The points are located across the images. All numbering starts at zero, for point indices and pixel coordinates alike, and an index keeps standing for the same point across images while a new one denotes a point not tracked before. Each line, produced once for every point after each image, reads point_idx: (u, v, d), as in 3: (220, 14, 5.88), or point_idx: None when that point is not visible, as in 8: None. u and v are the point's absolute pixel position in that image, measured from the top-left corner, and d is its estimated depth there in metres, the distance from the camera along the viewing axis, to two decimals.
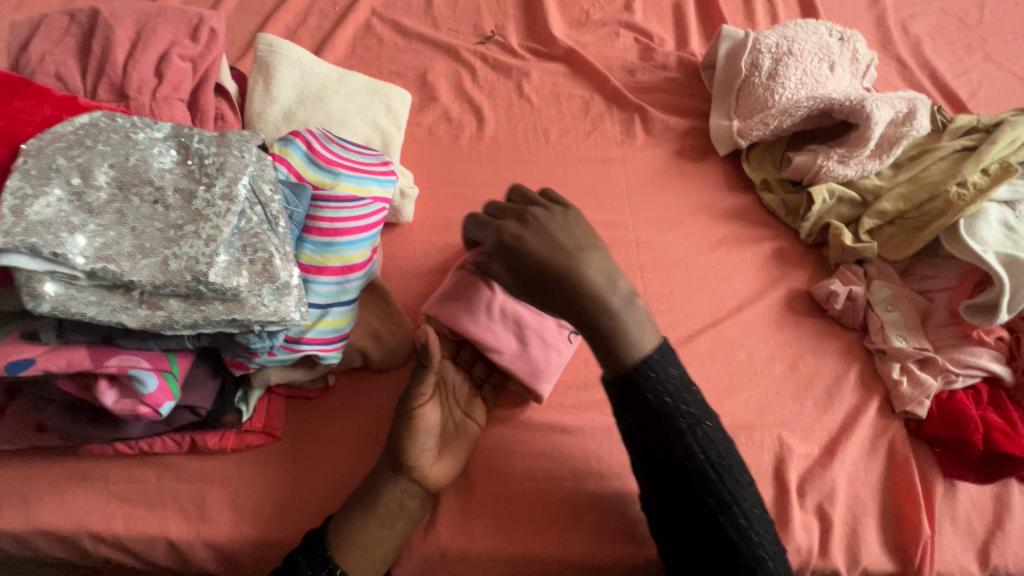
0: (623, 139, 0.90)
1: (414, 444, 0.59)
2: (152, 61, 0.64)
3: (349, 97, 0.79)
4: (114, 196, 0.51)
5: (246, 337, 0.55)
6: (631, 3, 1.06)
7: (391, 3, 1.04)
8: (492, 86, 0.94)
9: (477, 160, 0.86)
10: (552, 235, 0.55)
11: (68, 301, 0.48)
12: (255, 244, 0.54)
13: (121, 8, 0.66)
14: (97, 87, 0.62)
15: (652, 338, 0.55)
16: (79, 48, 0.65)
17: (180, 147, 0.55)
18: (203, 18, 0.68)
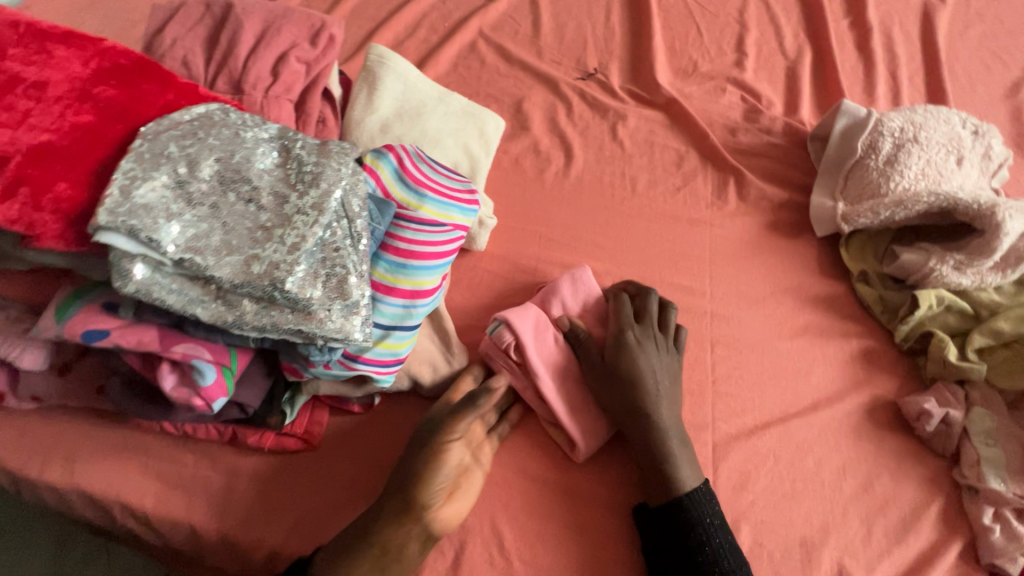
0: (713, 200, 0.86)
1: (431, 482, 0.57)
2: (271, 60, 0.66)
3: (446, 117, 0.79)
4: (213, 189, 0.52)
5: (308, 348, 0.55)
6: (743, 60, 1.02)
7: (499, 27, 1.04)
8: (586, 124, 0.92)
9: (559, 198, 0.84)
10: (657, 366, 0.65)
11: (150, 284, 0.49)
12: (335, 259, 0.53)
13: (253, 6, 0.69)
14: (217, 78, 0.64)
15: (694, 475, 0.62)
16: (208, 38, 0.67)
17: (282, 149, 0.56)
18: (325, 24, 0.70)
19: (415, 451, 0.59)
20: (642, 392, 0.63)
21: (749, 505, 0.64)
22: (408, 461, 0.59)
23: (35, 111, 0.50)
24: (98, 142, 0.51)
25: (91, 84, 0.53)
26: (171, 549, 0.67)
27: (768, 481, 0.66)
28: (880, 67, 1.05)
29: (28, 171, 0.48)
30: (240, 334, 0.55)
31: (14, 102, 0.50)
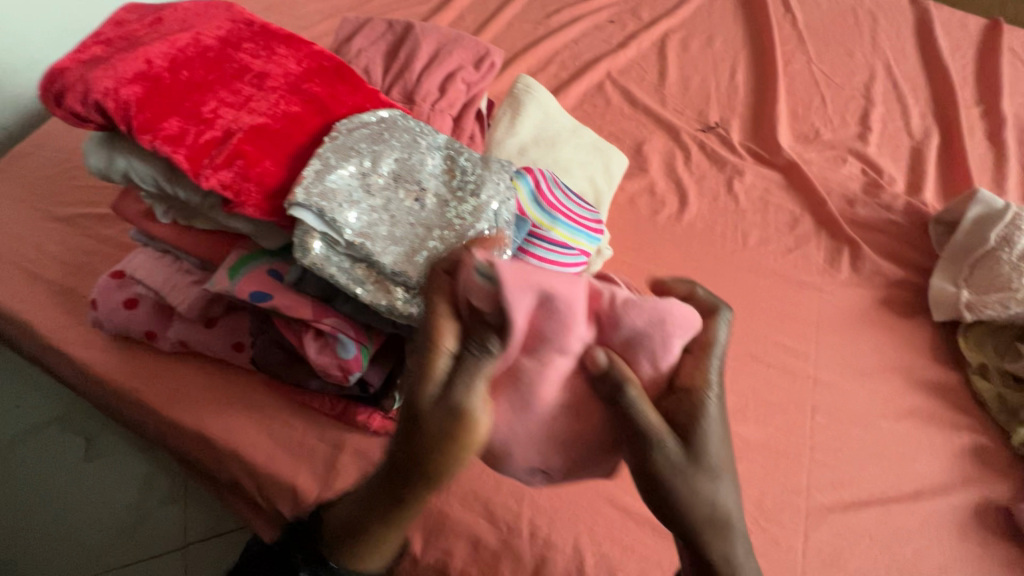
0: (825, 267, 0.85)
1: (440, 433, 0.41)
2: (440, 78, 0.73)
3: (577, 149, 0.83)
4: (388, 185, 0.58)
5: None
6: (868, 133, 1.02)
7: (627, 73, 1.10)
8: (703, 174, 0.95)
9: (669, 241, 0.87)
10: (718, 420, 0.43)
11: (326, 262, 0.55)
12: None
13: (430, 29, 0.76)
14: (392, 88, 0.71)
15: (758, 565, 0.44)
16: (387, 52, 0.75)
17: (448, 159, 0.62)
18: (489, 52, 0.77)
19: (409, 408, 0.42)
20: (688, 473, 0.41)
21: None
22: (406, 413, 0.42)
23: (256, 98, 0.58)
24: (299, 129, 0.58)
25: (301, 80, 0.61)
26: (266, 506, 0.72)
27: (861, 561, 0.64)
28: (1013, 159, 1.02)
29: (244, 146, 0.55)
30: (381, 317, 0.59)
31: (240, 87, 0.58)
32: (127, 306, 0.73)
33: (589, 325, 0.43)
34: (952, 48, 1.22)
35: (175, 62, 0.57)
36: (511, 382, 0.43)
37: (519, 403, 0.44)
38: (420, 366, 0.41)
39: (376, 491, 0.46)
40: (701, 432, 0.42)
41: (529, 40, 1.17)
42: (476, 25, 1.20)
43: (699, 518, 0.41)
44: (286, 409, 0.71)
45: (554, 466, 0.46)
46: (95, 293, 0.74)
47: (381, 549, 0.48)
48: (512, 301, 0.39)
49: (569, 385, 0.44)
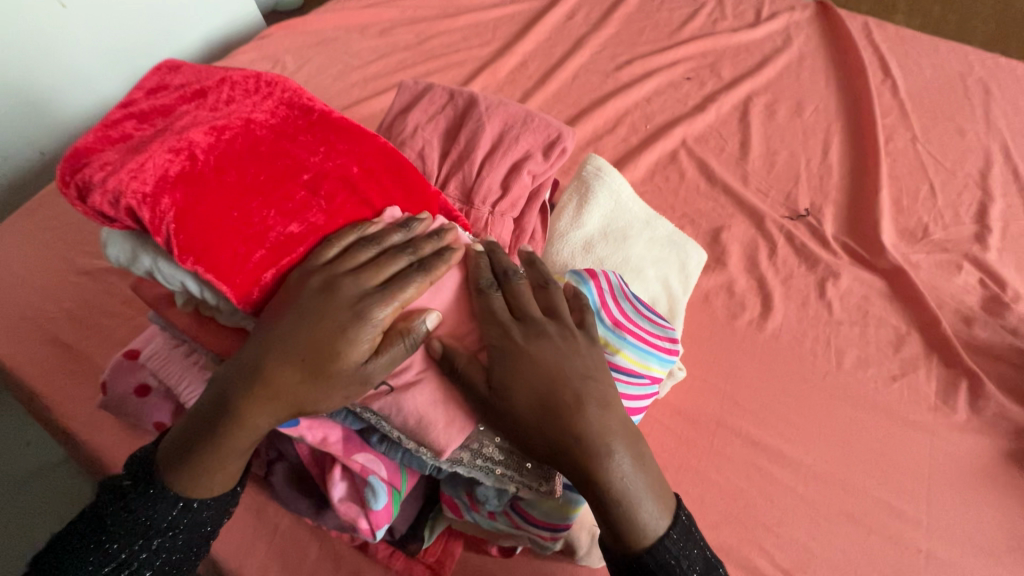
0: (938, 403, 0.72)
1: (316, 398, 0.46)
2: (504, 170, 0.63)
3: (650, 244, 0.73)
4: None
5: (486, 490, 0.52)
6: (986, 234, 0.88)
7: (704, 141, 0.99)
8: (790, 272, 0.82)
9: (750, 354, 0.75)
10: (550, 354, 0.50)
11: (377, 395, 0.49)
12: None
13: (496, 105, 0.67)
14: (449, 180, 0.63)
15: (665, 511, 0.48)
16: (447, 131, 0.66)
17: None
18: (561, 135, 0.66)
19: (282, 342, 0.47)
20: (534, 389, 0.48)
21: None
22: (284, 352, 0.46)
23: (311, 206, 0.51)
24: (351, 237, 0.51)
25: (359, 182, 0.53)
26: None
27: None
28: None
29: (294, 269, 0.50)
30: (423, 458, 0.51)
31: (295, 192, 0.51)
32: (140, 392, 0.65)
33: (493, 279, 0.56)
34: None
35: (222, 159, 0.49)
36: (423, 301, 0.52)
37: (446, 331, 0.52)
38: (320, 320, 0.47)
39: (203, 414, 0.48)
40: (540, 363, 0.49)
41: (595, 95, 1.07)
42: (539, 75, 1.11)
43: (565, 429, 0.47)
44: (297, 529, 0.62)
45: (423, 390, 0.49)
46: (106, 374, 0.66)
47: (225, 469, 0.49)
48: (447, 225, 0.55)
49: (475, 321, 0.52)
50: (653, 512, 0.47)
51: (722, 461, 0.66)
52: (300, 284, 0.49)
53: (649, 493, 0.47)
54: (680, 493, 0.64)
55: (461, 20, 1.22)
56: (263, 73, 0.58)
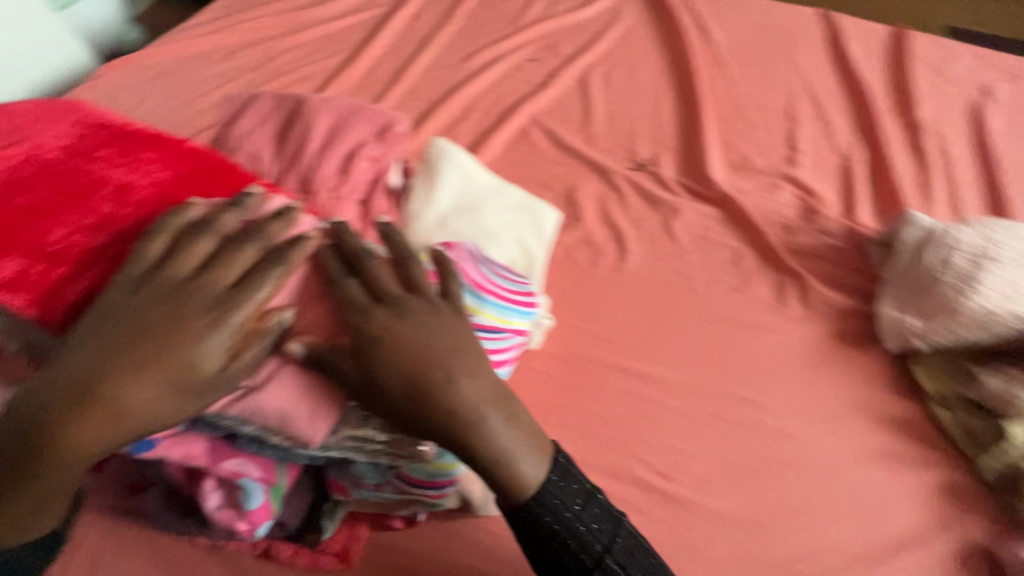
0: (774, 304, 0.82)
1: (152, 409, 0.43)
2: (339, 159, 0.65)
3: (503, 211, 0.78)
4: None
5: (360, 465, 0.54)
6: (797, 156, 1.01)
7: (551, 114, 1.06)
8: (639, 216, 0.91)
9: (613, 295, 0.81)
10: (414, 333, 0.48)
11: (234, 402, 0.48)
12: None
13: (323, 102, 0.69)
14: (287, 175, 0.64)
15: (544, 461, 0.50)
16: (277, 133, 0.67)
17: None
18: (392, 121, 0.70)
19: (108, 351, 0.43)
20: (403, 369, 0.46)
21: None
22: (129, 365, 0.43)
23: (117, 219, 0.49)
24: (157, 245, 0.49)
25: (178, 189, 0.52)
26: None
27: None
28: (937, 168, 1.04)
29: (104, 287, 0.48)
30: (295, 450, 0.52)
31: (96, 206, 0.50)
32: None
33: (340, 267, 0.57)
34: (866, 60, 1.25)
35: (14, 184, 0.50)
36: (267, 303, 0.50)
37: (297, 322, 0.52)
38: (153, 324, 0.44)
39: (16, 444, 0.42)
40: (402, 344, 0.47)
41: (447, 87, 1.11)
42: (390, 76, 1.14)
43: (436, 402, 0.46)
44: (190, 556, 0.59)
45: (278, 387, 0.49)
46: None
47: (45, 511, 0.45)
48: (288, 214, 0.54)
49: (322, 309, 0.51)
50: (530, 466, 0.49)
51: (598, 393, 0.72)
52: (135, 292, 0.45)
53: (525, 448, 0.49)
54: (565, 430, 0.69)
55: (306, 34, 1.23)
56: (78, 103, 0.60)
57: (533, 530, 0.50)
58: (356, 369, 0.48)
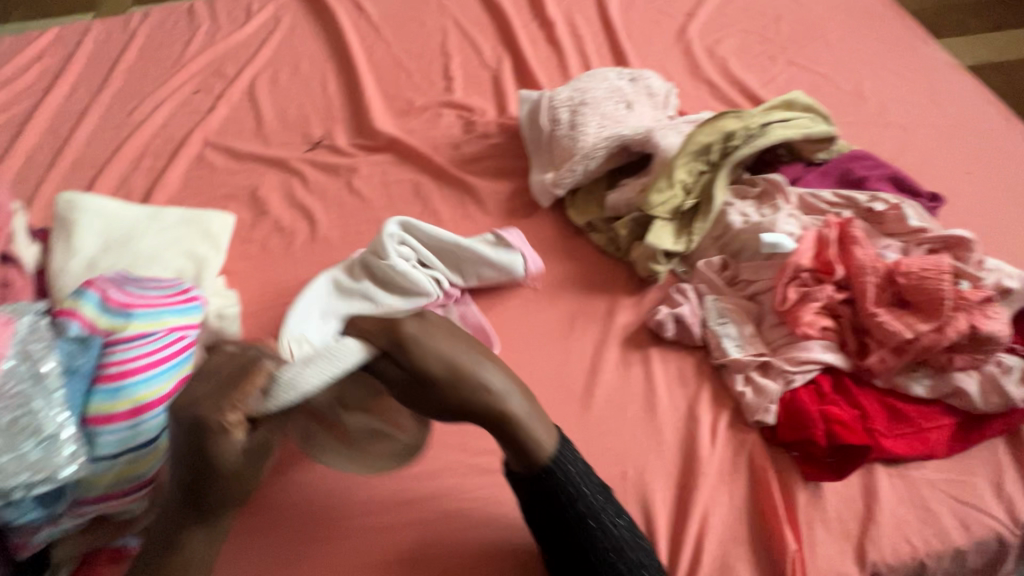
0: (455, 211, 0.94)
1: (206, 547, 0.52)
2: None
3: (162, 233, 0.81)
4: None
5: (7, 509, 0.53)
6: (452, 83, 1.13)
7: (223, 131, 1.08)
8: (323, 188, 0.97)
9: (312, 264, 0.88)
10: (433, 337, 0.52)
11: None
12: (18, 405, 0.54)
13: None
14: None
15: (544, 419, 0.56)
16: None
17: (20, 357, 0.57)
18: None
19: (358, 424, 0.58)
20: (469, 383, 0.51)
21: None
22: (248, 477, 0.53)
23: None
24: None
25: None
26: None
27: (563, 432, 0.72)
28: (569, 50, 1.22)
29: None
30: None
31: None
32: None
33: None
34: None
35: None
36: None
37: None
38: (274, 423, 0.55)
39: (195, 496, 0.51)
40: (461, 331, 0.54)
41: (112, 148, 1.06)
42: (49, 158, 1.05)
43: (478, 408, 0.51)
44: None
45: None
46: None
47: None
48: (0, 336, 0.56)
49: None
50: (540, 424, 0.55)
51: None
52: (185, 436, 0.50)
53: (534, 412, 0.54)
54: None
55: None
56: None
57: (546, 505, 0.56)
58: (420, 397, 0.52)
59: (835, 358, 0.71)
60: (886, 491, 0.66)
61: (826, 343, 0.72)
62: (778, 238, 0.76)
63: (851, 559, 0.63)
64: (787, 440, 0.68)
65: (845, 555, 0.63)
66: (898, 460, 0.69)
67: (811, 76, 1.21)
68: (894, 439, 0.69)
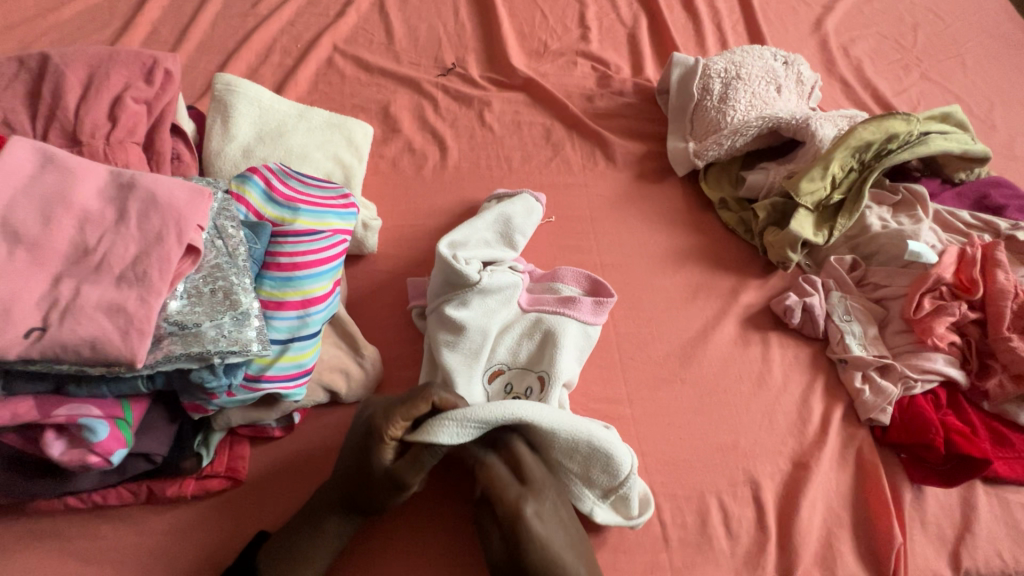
0: (585, 163, 0.93)
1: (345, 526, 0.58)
2: (106, 105, 0.64)
3: (310, 132, 0.80)
4: (84, 268, 0.48)
5: (201, 374, 0.53)
6: (588, 32, 1.10)
7: (353, 40, 1.06)
8: (454, 116, 0.97)
9: (441, 191, 0.89)
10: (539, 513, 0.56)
11: (33, 345, 0.44)
12: (215, 276, 0.55)
13: (72, 53, 0.67)
14: (48, 132, 0.62)
15: None
16: (29, 93, 0.64)
17: (213, 232, 0.58)
18: (158, 60, 0.69)
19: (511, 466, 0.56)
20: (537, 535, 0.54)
21: (667, 435, 0.71)
22: (367, 493, 0.56)
23: None
24: None
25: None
26: None
27: (680, 394, 0.74)
28: (707, 19, 1.18)
29: None
30: (128, 378, 0.53)
31: None
32: None
33: (183, 206, 0.52)
34: None
35: None
36: (94, 273, 0.48)
37: (102, 278, 0.48)
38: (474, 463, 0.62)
39: (349, 485, 0.57)
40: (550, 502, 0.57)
41: (240, 36, 1.03)
42: (174, 32, 1.02)
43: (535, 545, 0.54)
44: (47, 558, 0.59)
45: (67, 331, 0.45)
46: None
47: None
48: (207, 201, 0.54)
49: (137, 246, 0.49)
50: None
51: None
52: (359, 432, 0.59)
53: None
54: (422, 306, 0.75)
55: None
56: None
57: None
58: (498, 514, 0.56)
59: (956, 373, 0.72)
60: (991, 506, 0.68)
61: (947, 358, 0.73)
62: (922, 249, 0.76)
63: (946, 561, 0.65)
64: (897, 441, 0.70)
65: (940, 555, 0.65)
66: (1008, 482, 0.69)
67: (944, 93, 1.17)
68: (1009, 463, 0.69)
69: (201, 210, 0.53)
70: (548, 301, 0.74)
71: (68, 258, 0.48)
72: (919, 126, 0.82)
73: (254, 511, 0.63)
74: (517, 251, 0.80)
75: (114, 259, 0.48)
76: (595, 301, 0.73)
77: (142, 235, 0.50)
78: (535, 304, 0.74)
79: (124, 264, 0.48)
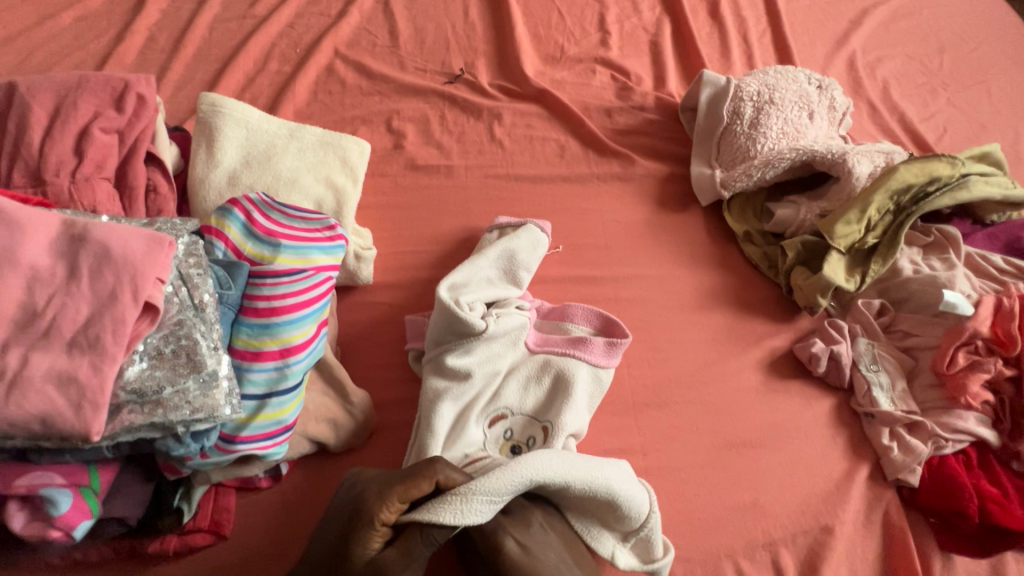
0: (603, 187, 0.87)
1: None
2: (72, 138, 0.60)
3: (300, 154, 0.75)
4: (32, 333, 0.44)
5: (166, 442, 0.50)
6: (608, 38, 1.03)
7: (354, 41, 0.98)
8: (462, 129, 0.90)
9: (449, 212, 0.82)
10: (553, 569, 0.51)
11: None
12: (179, 333, 0.50)
13: (39, 80, 0.62)
14: (11, 170, 0.58)
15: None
16: None
17: (178, 279, 0.54)
18: (129, 84, 0.64)
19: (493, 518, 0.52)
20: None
21: (688, 494, 0.67)
22: None
23: None
24: None
25: None
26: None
27: (701, 447, 0.70)
28: (732, 29, 1.11)
29: None
30: (90, 446, 0.47)
31: None
32: None
33: (138, 258, 0.47)
34: None
35: None
36: (44, 338, 0.44)
37: (52, 344, 0.44)
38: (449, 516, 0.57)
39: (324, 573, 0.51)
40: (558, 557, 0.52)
41: (236, 37, 0.94)
42: (172, 39, 0.92)
43: None
44: None
45: (13, 409, 0.41)
46: None
47: None
48: (164, 250, 0.49)
49: (89, 307, 0.45)
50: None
51: None
52: (342, 511, 0.53)
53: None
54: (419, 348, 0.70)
55: None
56: None
57: None
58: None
59: (987, 433, 0.69)
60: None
61: (979, 417, 0.70)
62: (958, 300, 0.72)
63: None
64: (926, 505, 0.67)
65: None
66: None
67: (971, 120, 1.13)
68: None
69: (159, 261, 0.48)
70: (556, 342, 0.68)
71: (16, 322, 0.44)
72: (963, 168, 0.78)
73: (243, 573, 0.57)
74: (522, 288, 0.74)
75: (64, 324, 0.44)
76: (608, 341, 0.68)
77: (95, 293, 0.45)
78: (543, 344, 0.68)
79: (75, 328, 0.44)
